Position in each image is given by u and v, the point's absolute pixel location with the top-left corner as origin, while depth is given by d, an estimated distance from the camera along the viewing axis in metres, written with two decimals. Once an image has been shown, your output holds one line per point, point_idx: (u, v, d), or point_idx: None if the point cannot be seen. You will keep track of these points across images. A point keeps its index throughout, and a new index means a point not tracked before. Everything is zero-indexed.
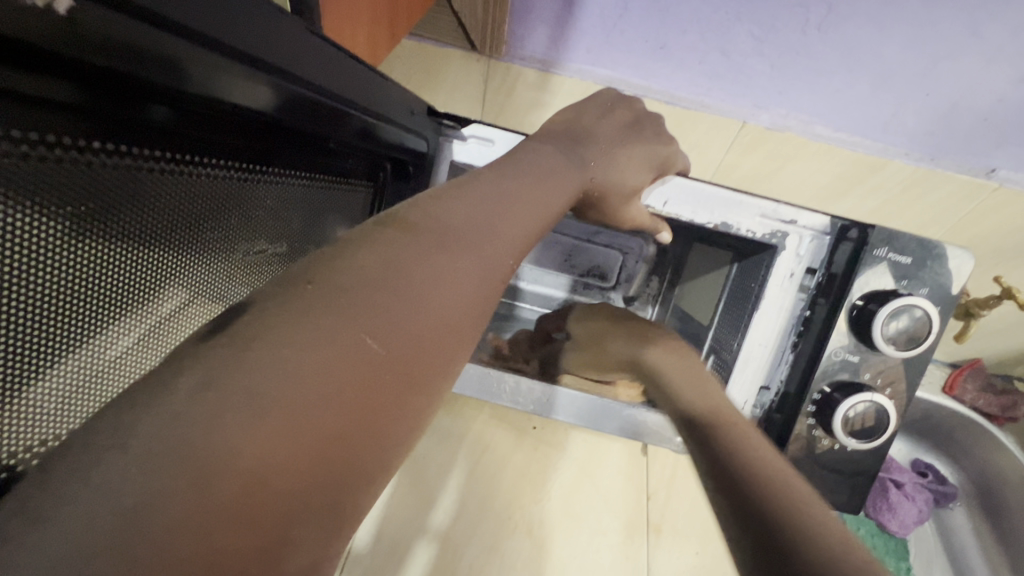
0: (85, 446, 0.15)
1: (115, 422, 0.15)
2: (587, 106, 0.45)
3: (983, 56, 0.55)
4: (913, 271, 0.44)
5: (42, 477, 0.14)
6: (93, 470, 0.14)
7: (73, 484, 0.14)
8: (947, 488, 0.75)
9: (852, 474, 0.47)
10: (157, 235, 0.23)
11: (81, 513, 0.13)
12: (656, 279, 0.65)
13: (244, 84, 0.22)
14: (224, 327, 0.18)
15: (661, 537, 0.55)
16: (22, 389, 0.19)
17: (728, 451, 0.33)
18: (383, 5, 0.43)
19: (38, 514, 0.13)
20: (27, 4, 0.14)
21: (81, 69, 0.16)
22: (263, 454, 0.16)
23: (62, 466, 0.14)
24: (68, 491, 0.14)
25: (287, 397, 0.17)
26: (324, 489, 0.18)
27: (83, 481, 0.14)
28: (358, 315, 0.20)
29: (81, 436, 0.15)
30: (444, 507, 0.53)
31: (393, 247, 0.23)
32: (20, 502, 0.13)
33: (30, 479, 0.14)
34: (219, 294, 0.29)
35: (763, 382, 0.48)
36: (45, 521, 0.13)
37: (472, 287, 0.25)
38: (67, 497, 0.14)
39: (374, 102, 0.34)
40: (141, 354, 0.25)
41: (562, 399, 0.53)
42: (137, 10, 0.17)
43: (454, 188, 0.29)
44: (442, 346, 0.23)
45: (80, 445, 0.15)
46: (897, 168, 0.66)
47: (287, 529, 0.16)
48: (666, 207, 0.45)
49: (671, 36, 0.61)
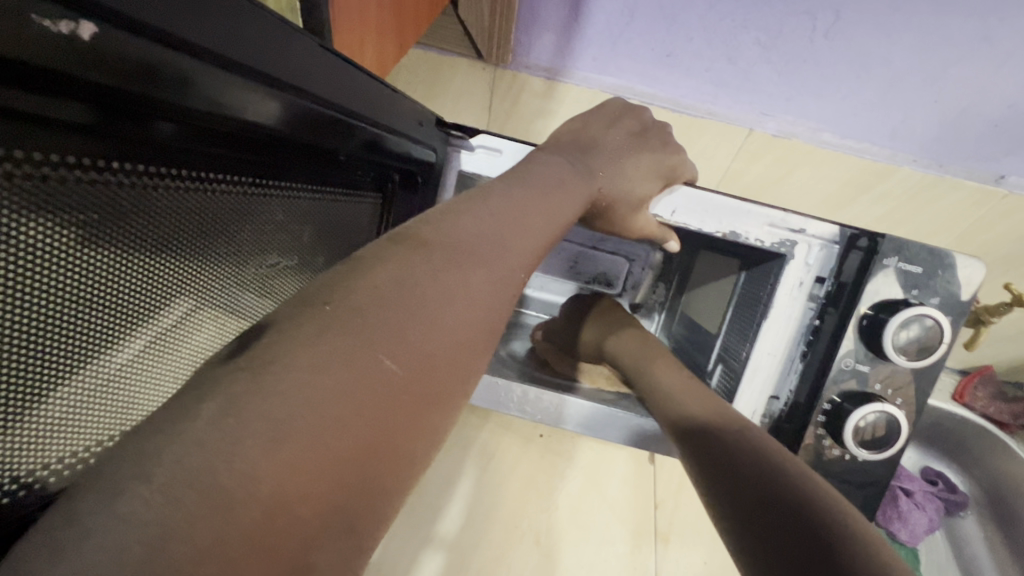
0: (109, 475, 0.15)
1: (138, 450, 0.15)
2: (595, 116, 0.45)
3: (992, 62, 0.55)
4: (923, 280, 0.44)
5: (67, 506, 0.14)
6: (117, 499, 0.14)
7: (98, 512, 0.14)
8: (958, 497, 0.74)
9: (864, 485, 0.47)
10: (168, 251, 0.23)
11: (106, 545, 0.13)
12: (663, 286, 0.66)
13: (256, 99, 0.22)
14: (244, 349, 0.19)
15: (669, 546, 0.55)
16: (31, 412, 0.19)
17: (747, 473, 0.33)
18: (391, 17, 0.44)
19: (63, 547, 0.13)
20: (51, 30, 0.14)
21: (99, 92, 0.17)
22: (284, 480, 0.16)
23: (88, 493, 0.14)
24: (93, 522, 0.14)
25: (306, 420, 0.17)
26: (343, 512, 0.18)
27: (107, 512, 0.14)
28: (374, 335, 0.21)
29: (104, 464, 0.15)
30: (451, 515, 0.52)
31: (404, 264, 0.23)
32: (46, 533, 0.14)
33: (56, 506, 0.14)
34: (228, 307, 0.29)
35: (772, 392, 0.48)
36: (70, 553, 0.13)
37: (483, 303, 0.26)
38: (92, 528, 0.14)
39: (382, 116, 0.34)
40: (150, 370, 0.25)
41: (571, 408, 0.53)
42: (152, 31, 0.17)
43: (465, 202, 0.29)
44: (455, 364, 0.24)
45: (103, 473, 0.15)
46: (906, 175, 0.66)
47: (310, 554, 0.17)
48: (675, 216, 0.44)
49: (677, 44, 0.61)
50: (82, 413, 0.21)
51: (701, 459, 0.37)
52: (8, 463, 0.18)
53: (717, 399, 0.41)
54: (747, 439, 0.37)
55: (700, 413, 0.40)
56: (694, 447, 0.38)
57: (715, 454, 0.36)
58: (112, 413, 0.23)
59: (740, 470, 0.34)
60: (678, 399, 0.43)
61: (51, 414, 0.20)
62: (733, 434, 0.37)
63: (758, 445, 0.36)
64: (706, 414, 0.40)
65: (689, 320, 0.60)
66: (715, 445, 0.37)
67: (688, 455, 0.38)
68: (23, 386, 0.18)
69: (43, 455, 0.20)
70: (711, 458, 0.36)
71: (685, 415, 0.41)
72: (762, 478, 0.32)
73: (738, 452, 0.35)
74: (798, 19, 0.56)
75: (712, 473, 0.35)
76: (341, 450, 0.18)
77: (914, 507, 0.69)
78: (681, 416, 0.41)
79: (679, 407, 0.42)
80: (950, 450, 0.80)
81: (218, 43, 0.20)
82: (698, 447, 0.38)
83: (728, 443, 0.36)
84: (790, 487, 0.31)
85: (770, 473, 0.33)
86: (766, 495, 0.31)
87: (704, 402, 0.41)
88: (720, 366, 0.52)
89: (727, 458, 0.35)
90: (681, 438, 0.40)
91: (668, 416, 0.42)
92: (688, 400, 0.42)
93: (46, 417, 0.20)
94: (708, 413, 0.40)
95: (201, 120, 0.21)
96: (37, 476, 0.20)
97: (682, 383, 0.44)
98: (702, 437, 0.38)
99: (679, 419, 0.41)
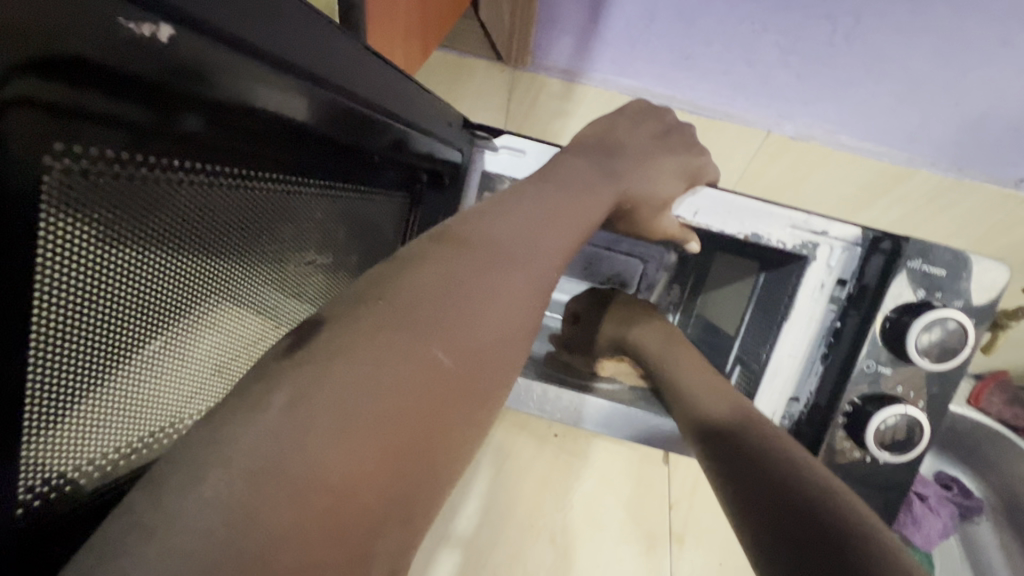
0: (189, 462, 0.15)
1: (214, 437, 0.16)
2: (618, 119, 0.45)
3: (1015, 66, 0.55)
4: (947, 283, 0.43)
5: (150, 490, 0.15)
6: (200, 485, 0.15)
7: (182, 498, 0.15)
8: (973, 502, 0.74)
9: (885, 487, 0.47)
10: (213, 250, 0.24)
11: (194, 530, 0.14)
12: (677, 287, 0.66)
13: (302, 98, 0.23)
14: (302, 344, 0.19)
15: (683, 547, 0.55)
16: (81, 408, 0.19)
17: (778, 489, 0.32)
18: (417, 19, 0.44)
19: (154, 530, 0.14)
20: (132, 34, 0.15)
21: (168, 92, 0.17)
22: (347, 471, 0.17)
23: (170, 480, 0.15)
24: (180, 506, 0.15)
25: (368, 413, 0.18)
26: (404, 501, 0.18)
27: (191, 498, 0.15)
28: (427, 331, 0.21)
29: (182, 451, 0.16)
30: (467, 514, 0.53)
31: (448, 262, 0.24)
32: (136, 516, 0.14)
33: (139, 492, 0.15)
34: (264, 305, 0.29)
35: (792, 393, 0.48)
36: (162, 534, 0.14)
37: (522, 301, 0.26)
38: (180, 512, 0.14)
39: (413, 114, 0.35)
40: (191, 367, 0.25)
41: (590, 408, 0.53)
42: (217, 34, 0.17)
43: (500, 201, 0.30)
44: (498, 359, 0.24)
45: (184, 459, 0.16)
46: (924, 178, 0.66)
47: (372, 541, 0.17)
48: (697, 217, 0.45)
49: (696, 46, 0.61)
50: (126, 408, 0.22)
51: (739, 483, 0.34)
52: (68, 452, 0.19)
53: (738, 402, 0.41)
54: (793, 465, 0.34)
55: (735, 428, 0.39)
56: (731, 469, 0.35)
57: (751, 482, 0.33)
58: (154, 411, 0.23)
59: (787, 504, 0.31)
60: (714, 409, 0.41)
61: (99, 408, 0.20)
62: (771, 454, 0.35)
63: (804, 474, 0.33)
64: (742, 436, 0.37)
65: (706, 322, 0.61)
66: (744, 457, 0.36)
67: (721, 477, 0.36)
68: (76, 380, 0.19)
69: (88, 450, 0.20)
70: (750, 487, 0.33)
71: (719, 429, 0.39)
72: (812, 513, 0.30)
73: (784, 480, 0.33)
74: (819, 22, 0.56)
75: (731, 481, 0.35)
76: (398, 442, 0.18)
77: (929, 512, 0.69)
78: (716, 432, 0.39)
79: (720, 420, 0.40)
80: (966, 455, 0.80)
81: (271, 43, 0.20)
82: (736, 468, 0.35)
83: (773, 470, 0.34)
84: (848, 527, 0.28)
85: (806, 500, 0.31)
86: (786, 509, 0.31)
87: (724, 406, 0.41)
88: (739, 367, 0.52)
89: (765, 486, 0.33)
90: (714, 457, 0.37)
91: (687, 419, 0.42)
92: (722, 415, 0.40)
93: (93, 412, 0.20)
94: (746, 430, 0.38)
95: (252, 118, 0.21)
96: (81, 472, 0.20)
97: (707, 382, 0.44)
98: (741, 458, 0.36)
99: (711, 436, 0.39)
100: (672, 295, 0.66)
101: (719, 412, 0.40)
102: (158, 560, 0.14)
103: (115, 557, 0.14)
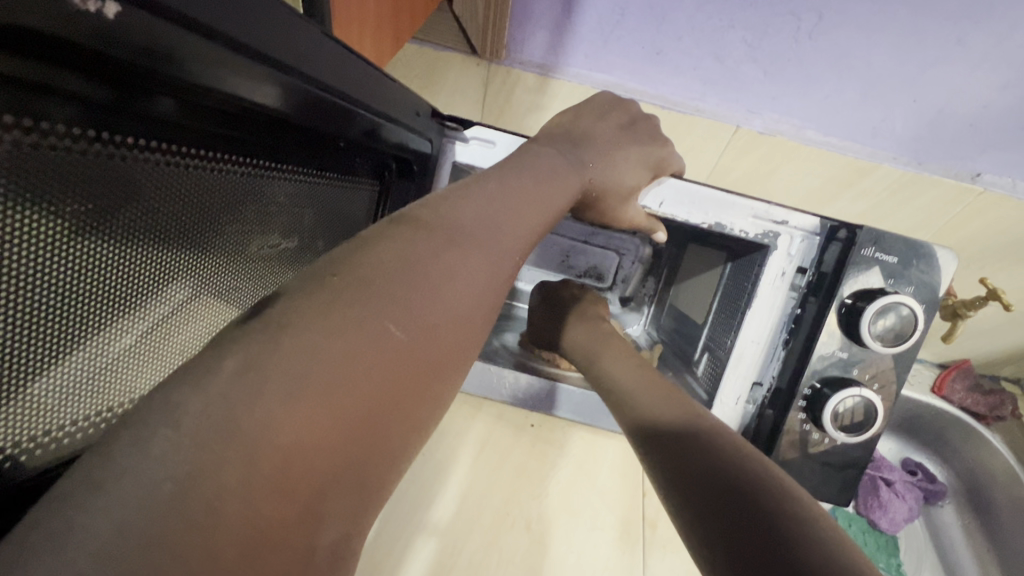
0: (141, 423, 0.16)
1: (167, 400, 0.17)
2: (585, 110, 0.46)
3: (968, 63, 0.57)
4: (899, 270, 0.45)
5: (103, 450, 0.16)
6: (150, 443, 0.16)
7: (134, 455, 0.15)
8: (936, 487, 0.76)
9: (843, 467, 0.49)
10: (175, 232, 0.24)
11: (141, 482, 0.15)
12: (652, 280, 0.68)
13: (265, 83, 0.23)
14: (258, 315, 0.20)
15: (657, 533, 0.54)
16: (34, 383, 0.19)
17: (714, 472, 0.31)
18: (388, 11, 0.45)
19: (102, 484, 0.15)
20: (80, 7, 0.15)
21: (122, 69, 0.17)
22: (300, 432, 0.18)
23: (122, 439, 0.16)
24: (129, 461, 0.15)
25: (321, 379, 0.19)
26: (355, 466, 0.19)
27: (141, 455, 0.15)
28: (382, 306, 0.22)
29: (135, 413, 0.16)
30: (444, 503, 0.51)
31: (406, 242, 0.25)
32: (85, 472, 0.15)
33: (92, 451, 0.16)
34: (228, 288, 0.30)
35: (755, 378, 0.50)
36: (110, 488, 0.15)
37: (481, 282, 0.27)
38: (129, 467, 0.15)
39: (380, 103, 0.35)
40: (152, 346, 0.25)
41: (563, 395, 0.58)
42: (175, 13, 0.18)
43: (462, 188, 0.30)
44: (455, 337, 0.25)
45: (136, 420, 0.16)
46: (886, 172, 0.68)
47: (321, 503, 0.18)
48: (662, 207, 0.46)
49: (667, 42, 0.63)
50: (80, 385, 0.22)
51: (714, 519, 0.29)
52: (22, 424, 0.19)
53: None
54: (776, 496, 0.29)
55: (710, 444, 0.34)
56: (701, 498, 0.30)
57: (699, 485, 0.31)
58: (108, 389, 0.23)
59: (759, 533, 0.27)
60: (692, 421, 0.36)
61: (55, 383, 0.20)
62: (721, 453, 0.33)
63: (763, 479, 0.31)
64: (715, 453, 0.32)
65: (677, 312, 0.62)
66: (682, 443, 0.34)
67: (688, 508, 0.30)
68: (29, 353, 0.19)
69: (40, 423, 0.20)
70: (711, 501, 0.29)
71: (691, 440, 0.34)
72: (785, 546, 0.26)
73: (768, 521, 0.27)
74: (783, 19, 0.58)
75: (666, 471, 0.33)
76: (350, 409, 0.19)
77: (894, 497, 0.71)
78: (684, 450, 0.34)
79: (698, 438, 0.34)
80: (929, 442, 0.82)
81: (235, 27, 0.20)
82: (705, 496, 0.30)
83: (753, 504, 0.28)
84: (807, 542, 0.26)
85: (744, 483, 0.30)
86: (724, 489, 0.30)
87: None
88: (706, 355, 0.54)
89: (706, 473, 0.31)
90: (679, 479, 0.32)
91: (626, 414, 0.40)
92: (695, 431, 0.35)
93: (49, 386, 0.20)
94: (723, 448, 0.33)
95: (212, 99, 0.22)
96: (31, 444, 0.20)
97: None
98: (715, 487, 0.30)
99: (678, 452, 0.34)
100: (647, 287, 0.68)
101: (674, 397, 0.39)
102: (106, 512, 0.14)
103: (67, 509, 0.14)
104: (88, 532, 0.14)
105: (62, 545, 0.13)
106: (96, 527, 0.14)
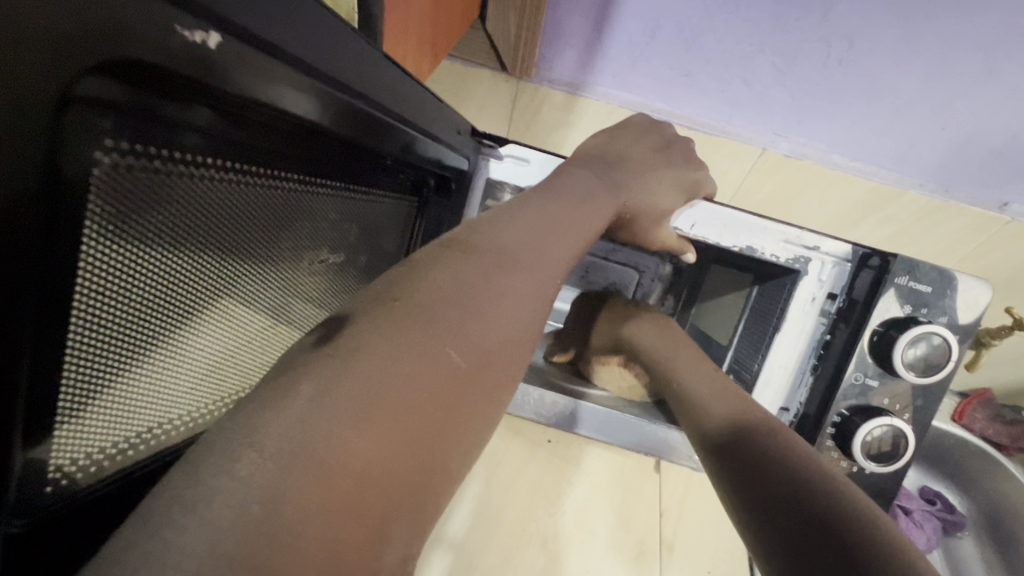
0: (226, 443, 0.16)
1: (248, 422, 0.17)
2: (620, 132, 0.47)
3: (998, 93, 0.57)
4: (932, 299, 0.45)
5: (190, 471, 0.16)
6: (235, 464, 0.16)
7: (221, 477, 0.16)
8: (956, 517, 0.75)
9: (869, 496, 0.48)
10: (236, 248, 0.25)
11: (229, 503, 0.15)
12: (672, 298, 0.66)
13: (325, 103, 0.24)
14: (328, 340, 0.20)
15: (673, 556, 0.52)
16: (92, 401, 0.19)
17: (785, 480, 0.32)
18: (428, 29, 0.46)
19: (194, 502, 0.15)
20: (184, 38, 0.15)
21: (210, 93, 0.18)
22: (370, 455, 0.18)
23: (209, 462, 0.16)
24: (217, 482, 0.16)
25: (387, 404, 0.19)
26: (416, 490, 0.19)
27: (227, 475, 0.16)
28: (442, 332, 0.22)
29: (218, 434, 0.17)
30: (460, 516, 0.51)
31: (460, 267, 0.25)
32: (177, 491, 0.15)
33: (178, 471, 0.16)
34: (278, 304, 0.30)
35: (783, 404, 0.49)
36: (201, 508, 0.15)
37: (530, 304, 0.27)
38: (217, 487, 0.15)
39: (424, 120, 0.36)
40: (207, 361, 0.26)
41: (585, 413, 0.56)
42: (257, 41, 0.18)
43: (505, 210, 0.31)
44: (506, 360, 0.25)
45: (221, 441, 0.17)
46: (912, 199, 0.68)
47: (387, 528, 0.18)
48: (694, 229, 0.47)
49: (695, 64, 0.63)
50: (137, 401, 0.22)
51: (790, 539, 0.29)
52: (84, 440, 0.20)
53: (729, 393, 0.42)
54: (843, 502, 0.30)
55: (790, 472, 0.33)
56: (774, 509, 0.31)
57: (770, 492, 0.32)
58: (159, 407, 0.23)
59: (830, 535, 0.28)
60: (765, 447, 0.35)
61: (113, 399, 0.21)
62: (787, 460, 0.34)
63: (830, 484, 0.31)
64: (779, 467, 0.33)
65: (699, 332, 0.62)
66: (752, 452, 0.35)
67: (756, 520, 0.31)
68: (95, 370, 0.19)
69: (100, 435, 0.21)
70: (784, 511, 0.30)
71: (761, 454, 0.35)
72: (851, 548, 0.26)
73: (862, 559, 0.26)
74: (814, 46, 0.59)
75: (735, 479, 0.34)
76: (416, 434, 0.19)
77: (913, 526, 0.70)
78: (789, 508, 0.30)
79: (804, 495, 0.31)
80: (949, 471, 0.80)
81: (306, 52, 0.21)
82: (775, 504, 0.31)
83: (825, 511, 0.29)
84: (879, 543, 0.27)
85: (812, 489, 0.31)
86: (796, 497, 0.31)
87: (725, 402, 0.41)
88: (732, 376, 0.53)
89: (777, 481, 0.32)
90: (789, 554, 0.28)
91: (694, 421, 0.41)
92: (792, 473, 0.32)
93: (108, 401, 0.20)
94: (803, 478, 0.32)
95: (279, 119, 0.22)
96: (84, 462, 0.20)
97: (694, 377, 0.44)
98: (799, 515, 0.29)
99: (759, 482, 0.33)
100: (666, 306, 0.66)
101: (718, 408, 0.40)
102: (199, 531, 0.15)
103: (158, 529, 0.14)
104: (185, 552, 0.14)
105: (162, 564, 0.14)
106: (189, 550, 0.14)
